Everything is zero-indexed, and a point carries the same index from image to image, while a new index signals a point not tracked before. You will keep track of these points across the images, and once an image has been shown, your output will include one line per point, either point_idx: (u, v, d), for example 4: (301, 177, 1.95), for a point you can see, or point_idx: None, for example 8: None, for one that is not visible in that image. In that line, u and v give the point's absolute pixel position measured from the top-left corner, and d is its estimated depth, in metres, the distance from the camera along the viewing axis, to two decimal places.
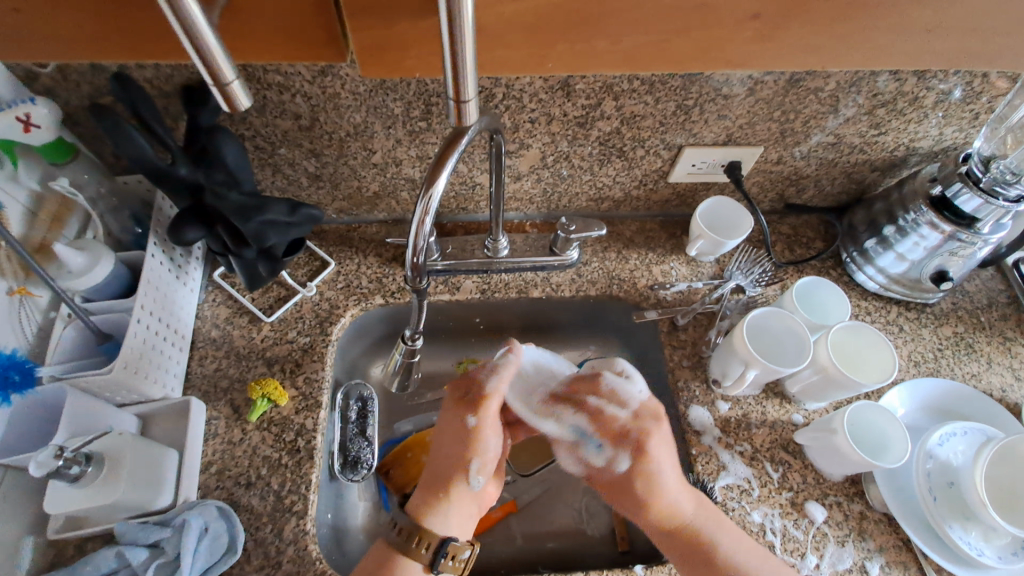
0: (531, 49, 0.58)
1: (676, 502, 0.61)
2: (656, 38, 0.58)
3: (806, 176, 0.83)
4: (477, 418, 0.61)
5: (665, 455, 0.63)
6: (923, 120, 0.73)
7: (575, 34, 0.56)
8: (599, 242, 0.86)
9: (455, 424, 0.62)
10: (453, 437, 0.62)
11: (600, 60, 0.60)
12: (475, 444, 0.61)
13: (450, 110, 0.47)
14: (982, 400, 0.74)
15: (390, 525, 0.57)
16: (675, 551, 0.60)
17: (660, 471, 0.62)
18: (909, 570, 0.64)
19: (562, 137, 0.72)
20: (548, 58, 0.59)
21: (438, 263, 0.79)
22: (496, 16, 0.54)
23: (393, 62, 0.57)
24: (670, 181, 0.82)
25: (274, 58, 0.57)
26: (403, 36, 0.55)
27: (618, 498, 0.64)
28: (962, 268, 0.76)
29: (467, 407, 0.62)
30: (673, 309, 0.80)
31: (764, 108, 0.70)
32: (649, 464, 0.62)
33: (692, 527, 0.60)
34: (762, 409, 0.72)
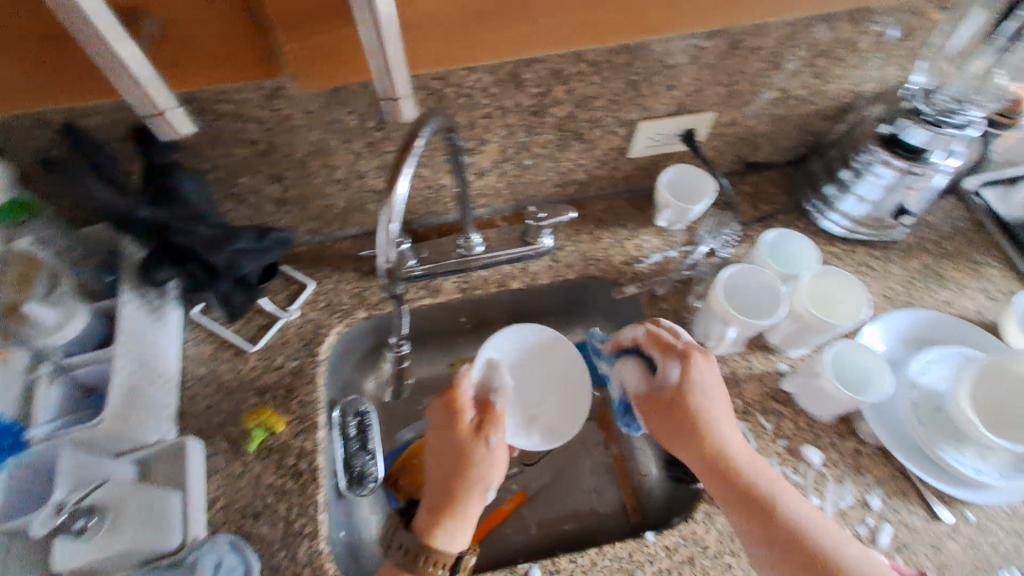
0: (458, 41, 0.60)
1: (724, 435, 0.62)
2: (572, 10, 0.61)
3: (760, 134, 0.85)
4: (498, 437, 0.65)
5: (711, 389, 0.64)
6: (864, 64, 0.75)
7: (495, 21, 0.59)
8: (571, 226, 0.87)
9: (477, 447, 0.64)
10: (465, 459, 0.63)
11: (528, 41, 0.62)
12: (495, 462, 0.64)
13: (389, 109, 0.48)
14: (965, 326, 0.76)
15: (397, 548, 0.60)
16: (729, 491, 0.59)
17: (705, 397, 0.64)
18: (908, 498, 0.65)
19: (518, 128, 0.73)
20: (475, 48, 0.60)
21: (415, 268, 0.78)
22: (424, 10, 0.56)
23: (330, 69, 0.58)
24: (630, 156, 0.83)
25: (200, 82, 0.56)
26: (331, 44, 0.56)
27: (666, 420, 0.65)
28: (921, 200, 0.79)
29: (479, 431, 0.65)
30: (650, 281, 0.81)
31: (710, 73, 0.72)
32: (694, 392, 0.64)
33: (744, 470, 0.60)
34: (749, 364, 0.74)
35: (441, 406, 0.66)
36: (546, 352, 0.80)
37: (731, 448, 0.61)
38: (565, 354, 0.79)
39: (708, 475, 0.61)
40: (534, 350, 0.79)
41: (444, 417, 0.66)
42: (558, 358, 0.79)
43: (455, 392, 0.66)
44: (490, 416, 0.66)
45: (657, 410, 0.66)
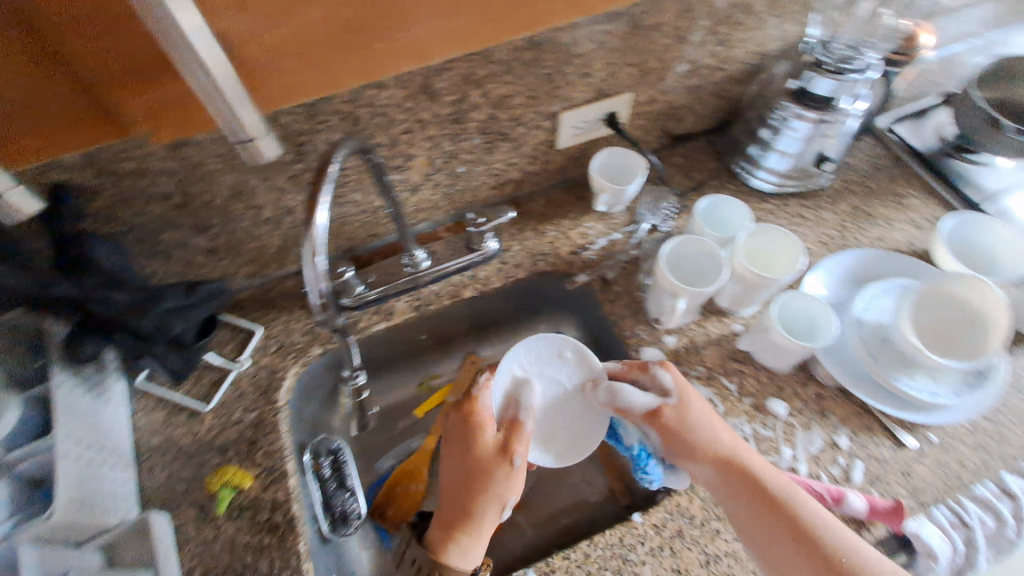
0: (318, 70, 0.57)
1: (729, 441, 0.63)
2: (437, 23, 0.58)
3: (680, 106, 0.87)
4: (520, 459, 0.65)
5: (704, 407, 0.65)
6: (763, 26, 0.78)
7: (353, 47, 0.56)
8: (514, 225, 0.87)
9: (500, 468, 0.65)
10: (487, 478, 0.65)
11: (391, 61, 0.60)
12: (516, 482, 0.66)
13: (244, 154, 0.46)
14: (908, 260, 0.79)
15: (410, 563, 0.64)
16: (749, 504, 0.59)
17: (696, 407, 0.65)
18: (875, 433, 0.67)
19: (441, 138, 0.73)
20: (338, 70, 0.58)
21: (368, 294, 0.77)
22: (276, 43, 0.53)
23: (176, 123, 0.55)
24: (559, 147, 0.84)
25: (39, 159, 0.52)
26: (171, 100, 0.53)
27: (674, 438, 0.64)
28: (840, 146, 0.82)
29: (502, 452, 0.65)
30: (599, 266, 0.82)
31: (619, 55, 0.73)
32: (692, 409, 0.64)
33: (756, 478, 0.60)
34: (706, 330, 0.75)
35: (461, 421, 0.67)
36: (557, 363, 0.72)
37: (740, 453, 0.62)
38: (580, 365, 0.71)
39: (722, 480, 0.61)
40: (547, 360, 0.72)
41: (464, 434, 0.67)
42: (571, 368, 0.71)
43: (477, 407, 0.67)
44: (513, 434, 0.66)
45: (665, 429, 0.65)
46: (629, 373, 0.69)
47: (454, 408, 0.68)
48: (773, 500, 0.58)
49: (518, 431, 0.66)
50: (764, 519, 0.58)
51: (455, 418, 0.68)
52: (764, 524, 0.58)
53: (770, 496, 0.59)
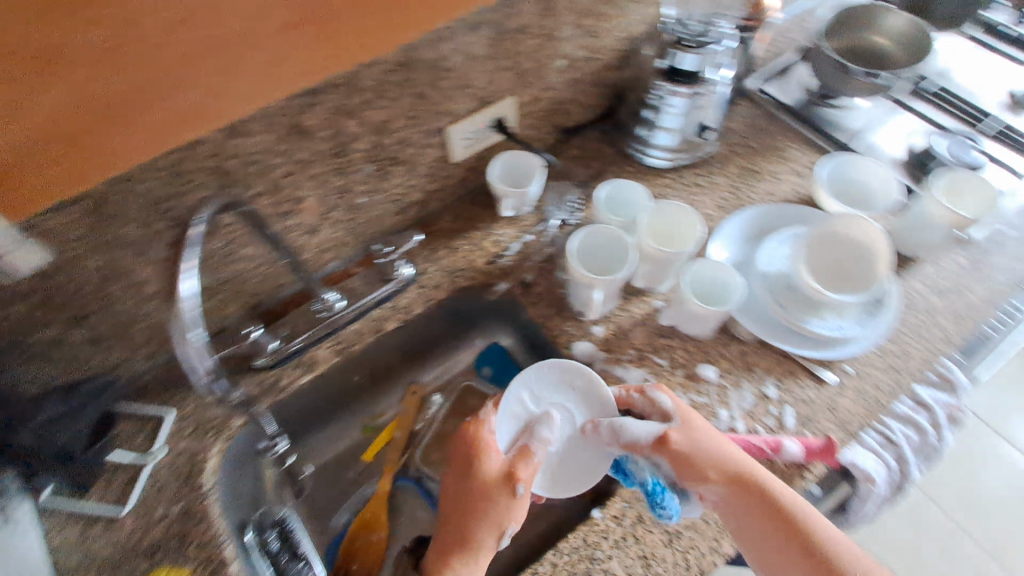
0: (102, 146, 0.44)
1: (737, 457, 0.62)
2: (242, 41, 0.45)
3: (565, 100, 0.88)
4: (524, 483, 0.62)
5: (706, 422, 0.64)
6: (625, 13, 0.80)
7: (139, 101, 0.44)
8: (425, 247, 0.85)
9: (503, 492, 0.62)
10: (489, 501, 0.61)
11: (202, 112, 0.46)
12: (520, 509, 0.62)
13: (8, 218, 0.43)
14: (795, 208, 0.84)
15: None
16: (762, 515, 0.58)
17: (698, 425, 0.63)
18: (799, 377, 0.70)
19: (327, 175, 0.70)
20: (130, 139, 0.44)
21: (294, 346, 0.75)
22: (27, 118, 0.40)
23: None
24: (454, 161, 0.83)
25: None
26: None
27: (684, 460, 0.61)
28: (717, 115, 0.86)
29: (506, 474, 0.63)
30: (517, 271, 0.81)
31: (491, 63, 0.72)
32: (697, 426, 0.63)
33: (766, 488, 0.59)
34: (630, 312, 0.76)
35: (465, 448, 0.65)
36: (564, 392, 0.68)
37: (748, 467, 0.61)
38: (587, 392, 0.68)
39: (735, 497, 0.60)
40: (556, 387, 0.69)
41: (468, 460, 0.65)
42: (580, 397, 0.68)
43: (482, 433, 0.65)
44: (518, 456, 0.64)
45: (674, 452, 0.62)
46: (628, 400, 0.67)
47: (460, 433, 0.67)
48: (783, 509, 0.58)
49: (523, 453, 0.64)
50: (778, 528, 0.57)
51: (460, 446, 0.66)
52: (776, 533, 0.57)
53: (779, 504, 0.58)
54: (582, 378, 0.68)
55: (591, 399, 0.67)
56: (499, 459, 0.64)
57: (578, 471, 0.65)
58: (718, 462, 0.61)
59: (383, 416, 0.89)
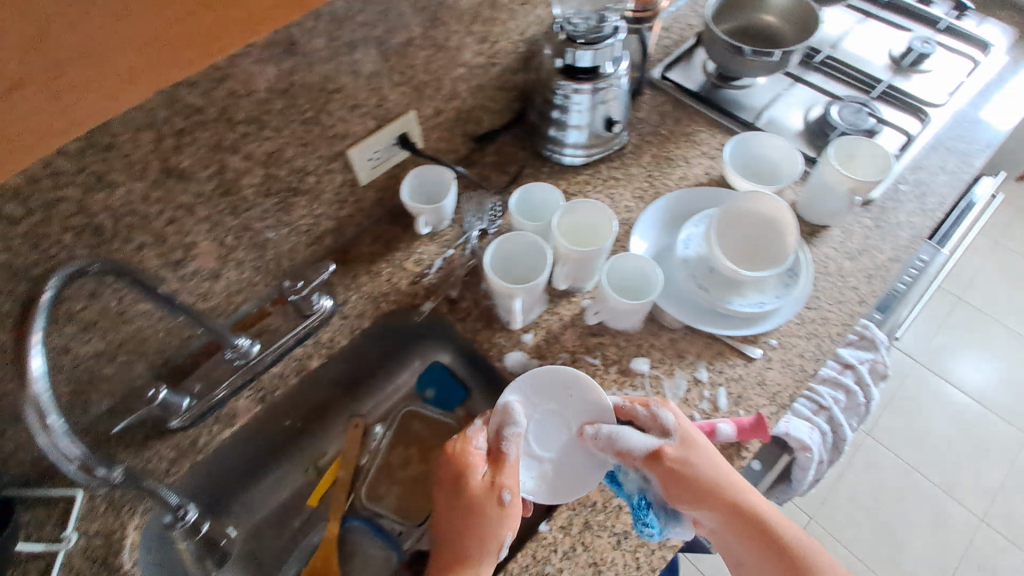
0: None
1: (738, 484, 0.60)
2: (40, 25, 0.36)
3: (471, 109, 0.86)
4: (512, 495, 0.60)
5: (708, 441, 0.62)
6: (516, 15, 0.79)
7: None
8: (344, 275, 0.81)
9: (491, 505, 0.59)
10: (478, 516, 0.59)
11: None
12: (510, 521, 0.59)
13: None
14: (707, 191, 0.84)
15: None
16: (750, 538, 0.58)
17: (699, 443, 0.61)
18: (728, 357, 0.71)
19: (219, 215, 0.66)
20: None
21: (219, 394, 0.71)
22: None
23: None
24: (363, 184, 0.79)
25: None
26: None
27: (681, 482, 0.59)
28: (621, 108, 0.86)
29: (493, 486, 0.60)
30: (441, 288, 0.79)
31: (382, 79, 0.70)
32: (699, 449, 0.60)
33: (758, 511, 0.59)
34: (559, 315, 0.75)
35: (451, 463, 0.62)
36: (559, 400, 0.65)
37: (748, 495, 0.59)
38: (585, 400, 0.64)
39: (730, 524, 0.58)
40: (552, 394, 0.65)
41: (454, 476, 0.61)
42: (575, 404, 0.65)
43: (467, 446, 0.62)
44: (504, 467, 0.61)
45: (672, 475, 0.59)
46: (629, 414, 0.64)
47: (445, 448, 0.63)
48: (772, 533, 0.58)
49: (507, 462, 0.61)
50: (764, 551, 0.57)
51: (445, 461, 0.63)
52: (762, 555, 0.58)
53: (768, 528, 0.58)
54: (579, 385, 0.64)
55: (588, 407, 0.64)
56: (484, 471, 0.61)
57: (567, 479, 0.63)
58: (716, 485, 0.59)
59: (327, 456, 0.85)
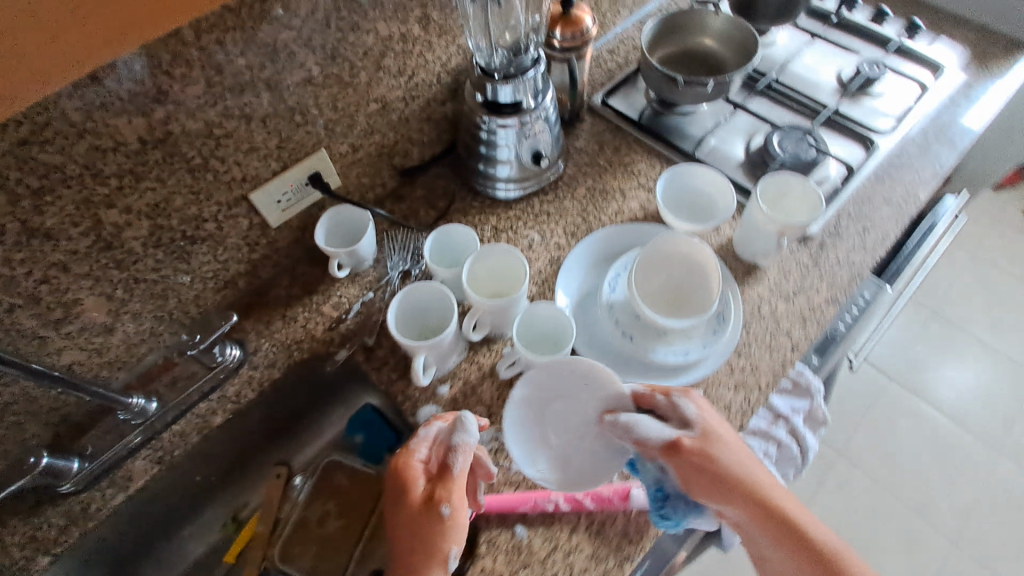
0: None
1: (765, 481, 0.56)
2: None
3: (394, 143, 0.81)
4: (450, 507, 0.57)
5: (732, 436, 0.59)
6: (433, 47, 0.75)
7: None
8: (258, 321, 0.77)
9: (431, 520, 0.57)
10: (419, 533, 0.56)
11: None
12: (452, 535, 0.56)
13: None
14: (638, 227, 0.81)
15: None
16: (782, 542, 0.53)
17: (722, 433, 0.58)
18: None
19: (102, 270, 0.62)
20: None
21: (134, 437, 0.69)
22: None
23: None
24: (275, 225, 0.74)
25: None
26: None
27: (702, 475, 0.56)
28: (551, 142, 0.81)
29: (432, 500, 0.57)
30: (358, 336, 0.75)
31: (280, 121, 0.65)
32: (720, 443, 0.57)
33: (791, 513, 0.54)
34: (478, 365, 0.71)
35: (394, 479, 0.60)
36: (571, 390, 0.61)
37: (778, 494, 0.55)
38: (602, 388, 0.60)
39: (756, 525, 0.55)
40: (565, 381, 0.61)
41: (398, 492, 0.60)
42: (589, 392, 0.61)
43: (406, 460, 0.60)
44: (444, 479, 0.58)
45: (691, 465, 0.56)
46: (648, 402, 0.61)
47: (389, 464, 0.62)
48: (808, 538, 0.53)
49: (447, 474, 0.58)
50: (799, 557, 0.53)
51: (388, 477, 0.61)
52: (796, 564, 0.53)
53: (804, 532, 0.54)
54: (596, 374, 0.60)
55: (601, 395, 0.60)
56: (423, 485, 0.59)
57: (585, 469, 0.59)
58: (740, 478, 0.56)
59: (248, 507, 0.82)
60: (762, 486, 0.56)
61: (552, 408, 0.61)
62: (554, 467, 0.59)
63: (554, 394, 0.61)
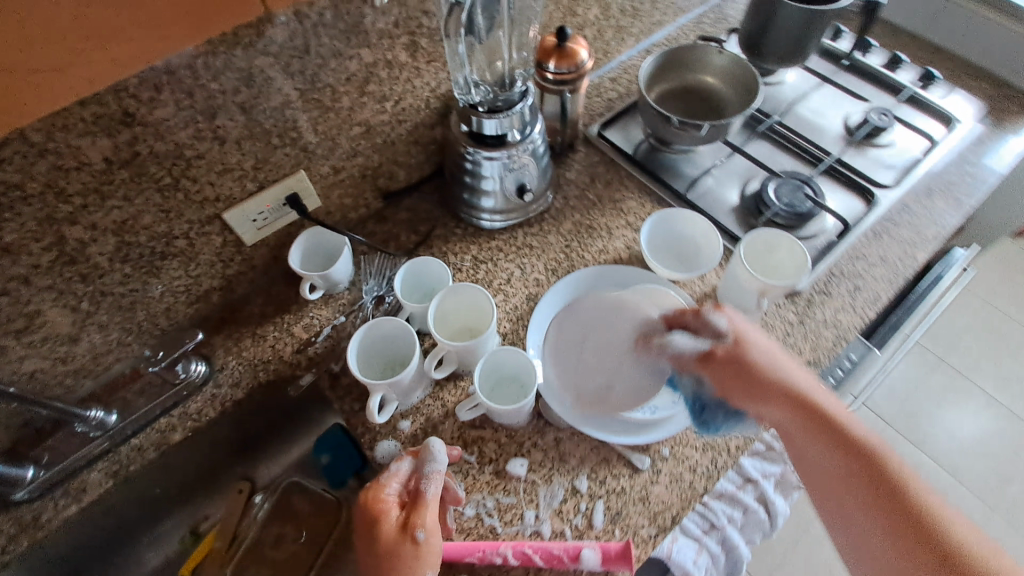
0: None
1: (800, 380, 0.56)
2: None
3: (379, 165, 0.79)
4: (425, 531, 0.55)
5: (767, 344, 0.58)
6: (421, 74, 0.73)
7: None
8: (227, 337, 0.76)
9: (405, 547, 0.54)
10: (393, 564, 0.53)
11: None
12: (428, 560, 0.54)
13: None
14: (621, 267, 0.78)
15: None
16: (829, 445, 0.52)
17: (757, 344, 0.57)
18: (613, 464, 0.66)
19: (66, 283, 0.61)
20: None
21: (93, 431, 0.69)
22: None
23: None
24: (250, 243, 0.73)
25: None
26: None
27: (738, 376, 0.56)
28: (538, 175, 0.79)
29: (404, 529, 0.55)
30: (325, 361, 0.74)
31: (256, 142, 0.64)
32: (754, 349, 0.57)
33: (834, 416, 0.53)
34: (442, 402, 0.70)
35: (360, 516, 0.57)
36: (602, 321, 0.60)
37: (816, 394, 0.55)
38: (633, 319, 0.60)
39: (801, 417, 0.53)
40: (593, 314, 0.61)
41: (365, 529, 0.56)
42: (618, 324, 0.59)
43: (374, 494, 0.57)
44: (414, 507, 0.56)
45: (726, 369, 0.56)
46: (678, 322, 0.59)
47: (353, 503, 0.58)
48: (857, 442, 0.51)
49: (418, 502, 0.56)
50: (850, 460, 0.51)
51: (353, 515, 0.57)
52: (849, 468, 0.51)
53: (852, 436, 0.52)
54: (623, 305, 0.61)
55: (631, 325, 0.59)
56: (395, 516, 0.56)
57: (628, 391, 0.59)
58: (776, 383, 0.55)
59: (209, 519, 0.82)
60: (804, 390, 0.55)
61: (581, 344, 0.60)
62: (595, 394, 0.60)
63: (584, 327, 0.60)
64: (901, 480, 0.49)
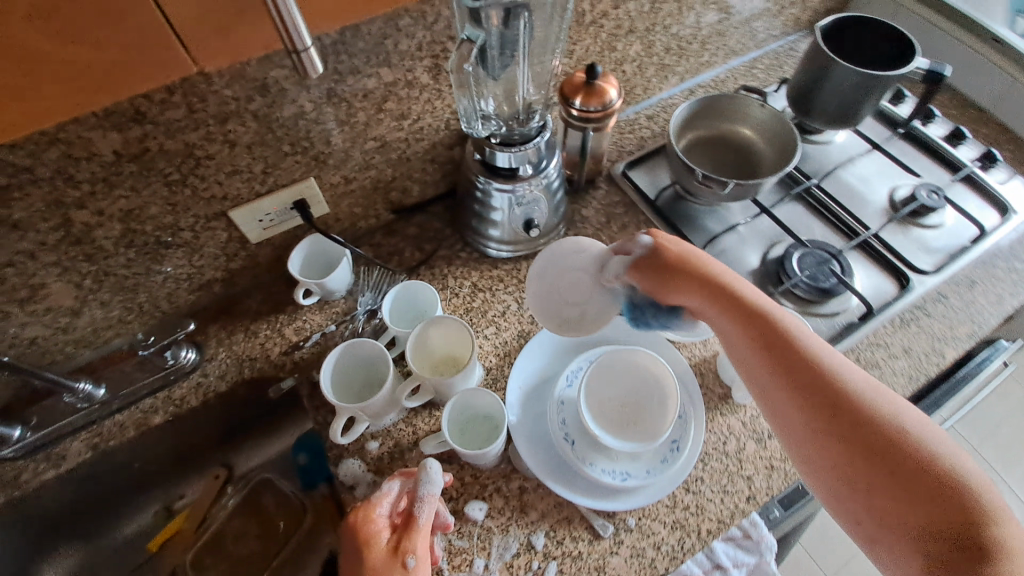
0: None
1: (725, 276, 0.54)
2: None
3: (392, 178, 0.79)
4: (415, 558, 0.54)
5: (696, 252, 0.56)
6: (442, 96, 0.72)
7: None
8: (222, 328, 0.77)
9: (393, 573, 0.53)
10: None
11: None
12: None
13: None
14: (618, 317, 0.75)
15: None
16: (750, 337, 0.51)
17: (681, 251, 0.56)
18: (574, 525, 0.63)
19: (70, 261, 0.64)
20: None
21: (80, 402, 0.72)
22: None
23: None
24: (254, 242, 0.74)
25: None
26: None
27: (662, 282, 0.55)
28: (549, 211, 0.77)
29: (394, 554, 0.54)
30: (308, 368, 0.74)
31: (266, 148, 0.65)
32: (679, 254, 0.55)
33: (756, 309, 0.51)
34: (413, 429, 0.69)
35: (350, 536, 0.56)
36: (567, 263, 0.62)
37: (740, 288, 0.53)
38: (592, 256, 0.61)
39: (717, 305, 0.53)
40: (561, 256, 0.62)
41: (354, 549, 0.55)
42: (580, 261, 0.61)
43: (365, 513, 0.56)
44: (405, 530, 0.55)
45: (651, 279, 0.56)
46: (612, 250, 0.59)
47: (344, 519, 0.57)
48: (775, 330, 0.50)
49: (410, 526, 0.55)
50: (769, 348, 0.50)
51: (343, 533, 0.57)
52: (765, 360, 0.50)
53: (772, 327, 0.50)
54: (585, 241, 0.62)
55: (590, 261, 0.61)
56: (386, 539, 0.55)
57: (595, 317, 0.63)
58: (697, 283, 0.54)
59: (184, 498, 0.85)
60: (727, 284, 0.53)
61: (550, 283, 0.63)
62: (567, 323, 0.64)
63: (552, 267, 0.62)
64: (816, 363, 0.48)
